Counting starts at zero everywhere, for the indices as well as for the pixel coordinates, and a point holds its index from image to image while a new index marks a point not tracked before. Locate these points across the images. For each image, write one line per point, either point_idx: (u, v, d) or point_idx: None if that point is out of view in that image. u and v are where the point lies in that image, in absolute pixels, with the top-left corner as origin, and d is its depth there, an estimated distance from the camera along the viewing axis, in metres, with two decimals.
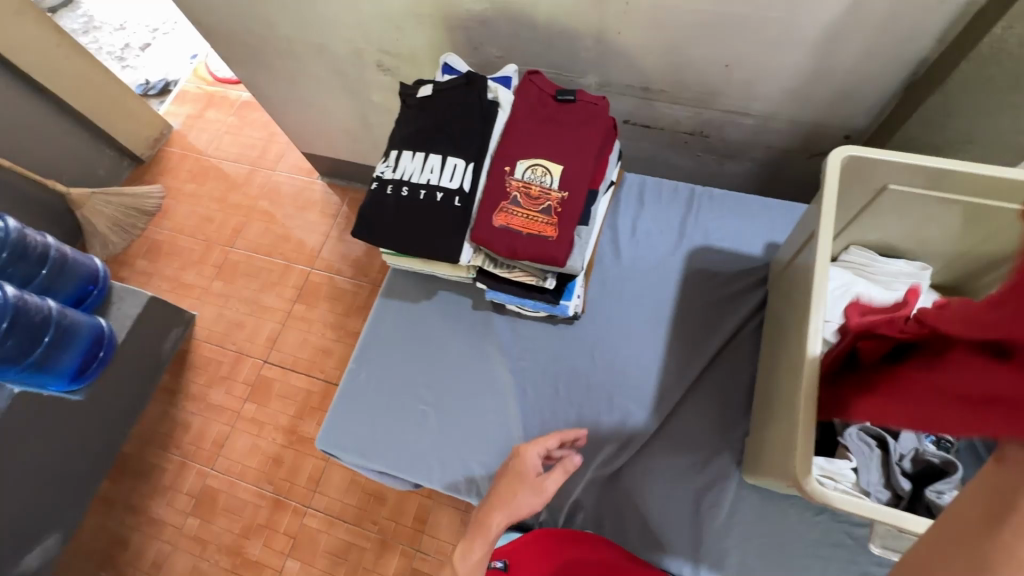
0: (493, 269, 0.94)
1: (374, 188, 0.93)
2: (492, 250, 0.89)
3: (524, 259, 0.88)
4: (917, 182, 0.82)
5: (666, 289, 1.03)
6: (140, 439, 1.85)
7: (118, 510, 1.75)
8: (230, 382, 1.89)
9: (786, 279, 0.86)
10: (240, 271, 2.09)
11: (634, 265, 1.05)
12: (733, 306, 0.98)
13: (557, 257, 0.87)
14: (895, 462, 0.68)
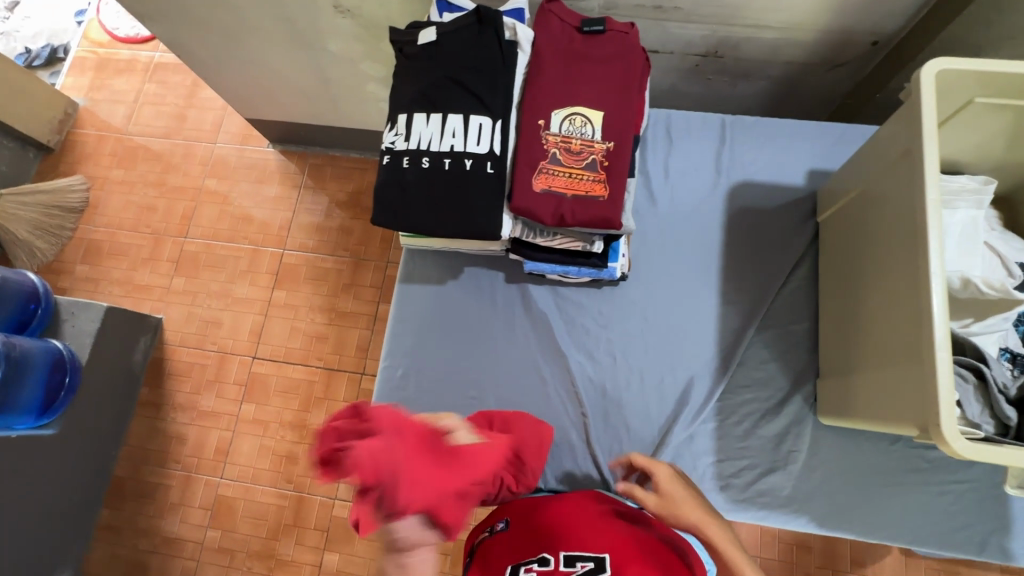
0: (534, 238, 0.90)
1: (387, 161, 0.86)
2: (535, 217, 0.85)
3: (574, 225, 0.85)
4: (1008, 91, 0.77)
5: (713, 236, 1.08)
6: (132, 460, 1.71)
7: (128, 536, 1.64)
8: (220, 385, 1.74)
9: (848, 217, 0.92)
10: (202, 263, 1.87)
11: (676, 213, 1.09)
12: (783, 245, 1.05)
13: (608, 213, 0.83)
14: (997, 392, 0.67)
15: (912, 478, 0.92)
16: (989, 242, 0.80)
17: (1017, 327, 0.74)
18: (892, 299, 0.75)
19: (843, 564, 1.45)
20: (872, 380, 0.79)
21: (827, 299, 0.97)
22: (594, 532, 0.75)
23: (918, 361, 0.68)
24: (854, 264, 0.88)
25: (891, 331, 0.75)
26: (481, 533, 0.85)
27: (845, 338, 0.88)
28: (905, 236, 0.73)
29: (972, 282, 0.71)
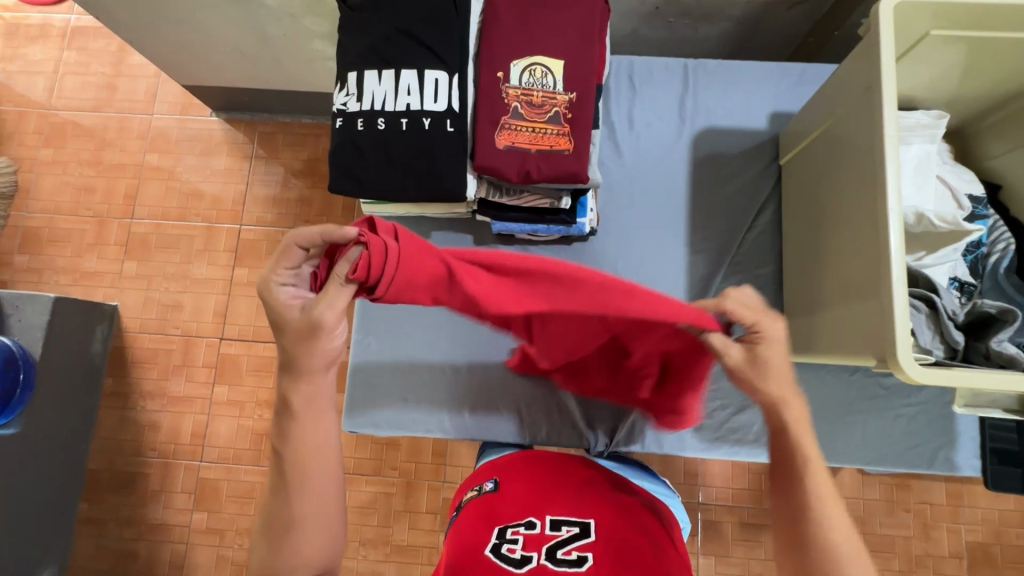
0: (500, 198, 0.89)
1: (341, 124, 0.82)
2: (502, 176, 0.82)
3: (540, 181, 0.83)
4: (961, 24, 0.78)
5: (679, 184, 1.08)
6: (104, 452, 1.66)
7: (110, 526, 1.62)
8: (188, 369, 1.69)
9: (809, 159, 0.93)
10: (154, 245, 1.77)
11: (639, 162, 1.09)
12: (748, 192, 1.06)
13: (576, 167, 0.82)
14: (946, 318, 0.70)
15: (873, 404, 0.98)
16: (941, 175, 0.83)
17: (965, 258, 0.80)
18: (852, 238, 0.78)
19: None
20: (832, 323, 0.82)
21: (792, 241, 0.99)
22: (582, 497, 0.80)
23: (876, 296, 0.71)
24: (817, 206, 0.90)
25: (852, 268, 0.78)
26: (469, 492, 0.88)
27: (810, 277, 0.91)
28: (863, 174, 0.75)
29: (926, 217, 0.73)
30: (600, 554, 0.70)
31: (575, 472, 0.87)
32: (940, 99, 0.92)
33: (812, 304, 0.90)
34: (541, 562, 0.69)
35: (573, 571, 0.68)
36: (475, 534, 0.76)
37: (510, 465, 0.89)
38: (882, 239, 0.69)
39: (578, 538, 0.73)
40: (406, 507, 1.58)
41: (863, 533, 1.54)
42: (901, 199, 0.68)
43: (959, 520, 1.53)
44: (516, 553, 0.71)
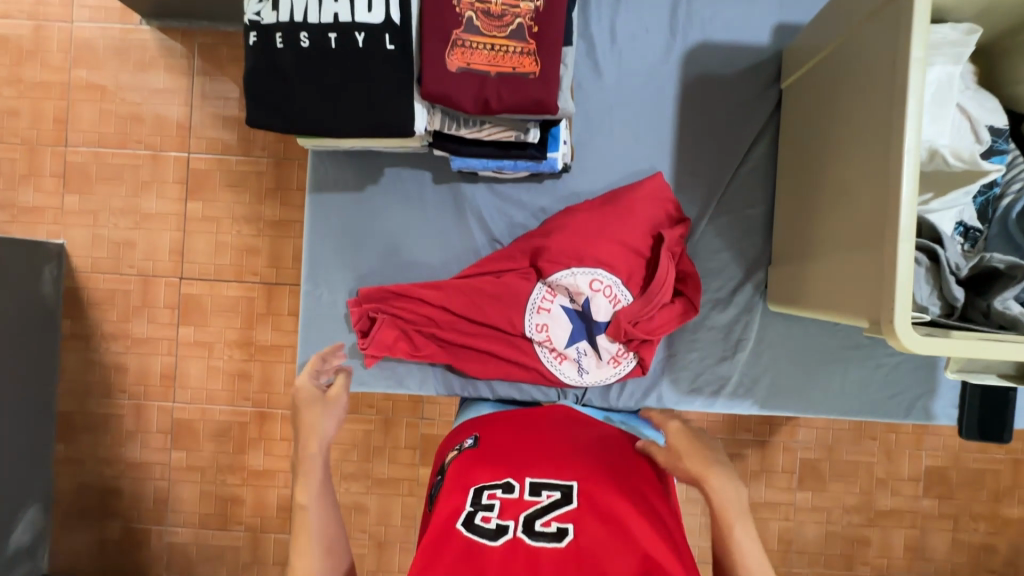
0: (458, 131, 0.78)
1: (258, 41, 0.72)
2: (457, 103, 0.73)
3: (503, 109, 0.73)
4: None
5: (666, 110, 0.99)
6: (73, 394, 1.63)
7: (90, 465, 1.62)
8: (149, 310, 1.61)
9: (809, 84, 0.84)
10: (95, 176, 1.62)
11: (626, 85, 1.00)
12: (743, 121, 0.98)
13: (542, 93, 0.72)
14: (948, 272, 0.64)
15: (856, 353, 0.98)
16: (961, 104, 0.72)
17: (976, 200, 0.71)
18: (855, 177, 0.70)
19: (779, 419, 1.58)
20: (817, 272, 0.79)
21: (786, 178, 0.92)
22: (563, 462, 0.80)
23: (877, 245, 0.64)
24: (819, 139, 0.81)
25: (851, 213, 0.70)
26: (450, 453, 0.89)
27: (803, 219, 0.84)
28: (875, 101, 0.66)
29: (941, 153, 0.66)
30: (580, 523, 0.69)
31: (557, 431, 0.88)
32: (973, 8, 0.79)
33: (805, 249, 0.84)
34: (518, 534, 0.68)
35: (550, 543, 0.67)
36: (452, 501, 0.75)
37: (490, 425, 0.91)
38: (893, 178, 0.61)
39: (557, 505, 0.72)
40: (385, 443, 1.59)
41: (828, 460, 1.59)
42: (920, 131, 0.60)
43: (922, 447, 1.59)
44: (492, 523, 0.70)
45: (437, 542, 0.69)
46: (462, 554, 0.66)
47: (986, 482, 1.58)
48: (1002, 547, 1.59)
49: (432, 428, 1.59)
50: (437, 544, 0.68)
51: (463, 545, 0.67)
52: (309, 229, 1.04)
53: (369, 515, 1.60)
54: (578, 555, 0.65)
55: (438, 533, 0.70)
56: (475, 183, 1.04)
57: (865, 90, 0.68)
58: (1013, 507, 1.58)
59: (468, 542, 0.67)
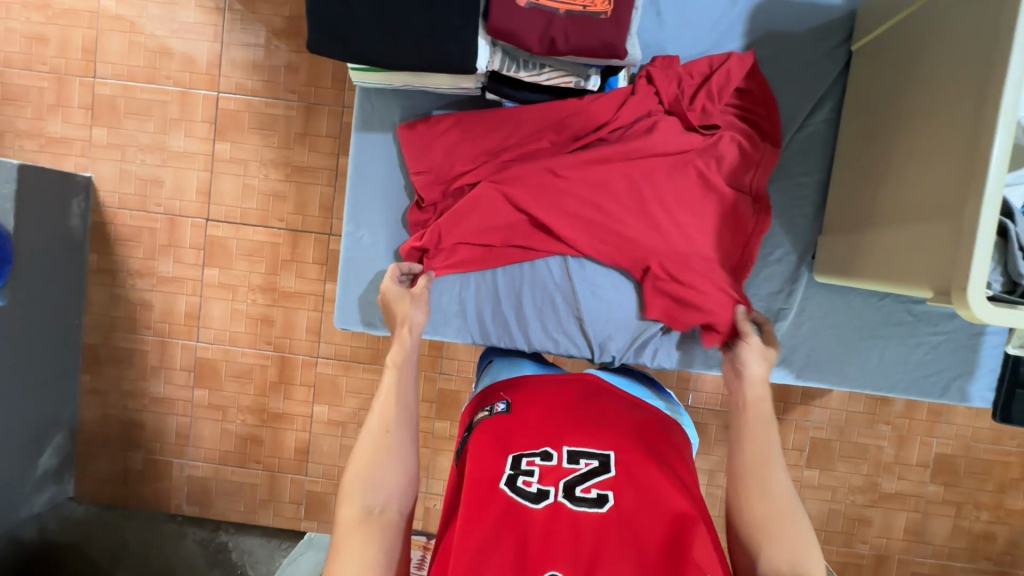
0: (519, 73, 0.84)
1: None
2: (524, 43, 0.78)
3: (572, 50, 0.78)
4: None
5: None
6: (98, 327, 1.65)
7: (115, 397, 1.67)
8: (176, 250, 1.62)
9: (889, 48, 0.86)
10: (123, 111, 1.60)
11: (689, 40, 1.00)
12: (806, 84, 0.99)
13: (609, 36, 0.77)
14: (1017, 248, 0.65)
15: (899, 330, 1.00)
16: None
17: None
18: (941, 147, 0.72)
19: (794, 398, 1.59)
20: (881, 242, 0.81)
21: (849, 146, 0.94)
22: (600, 428, 0.79)
23: (957, 214, 0.66)
24: (900, 109, 0.82)
25: (931, 183, 0.72)
26: (479, 411, 0.87)
27: (874, 187, 0.85)
28: (976, 69, 0.67)
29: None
30: (620, 491, 0.71)
31: (592, 403, 0.85)
32: None
33: (867, 219, 0.86)
34: (558, 500, 0.70)
35: (592, 508, 0.69)
36: (488, 464, 0.75)
37: (522, 386, 0.89)
38: (984, 147, 0.63)
39: (597, 473, 0.73)
40: None
41: (839, 441, 1.61)
42: (1019, 100, 0.61)
43: (934, 434, 1.59)
44: (532, 488, 0.71)
45: (478, 502, 0.69)
46: (509, 528, 0.67)
47: (993, 473, 1.59)
48: (1002, 537, 1.61)
49: (449, 383, 1.61)
50: (477, 509, 0.69)
51: (506, 508, 0.69)
52: (352, 172, 1.06)
53: None
54: (619, 522, 0.67)
55: (478, 496, 0.70)
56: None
57: (967, 49, 0.69)
58: (1018, 499, 1.60)
59: (511, 505, 0.69)
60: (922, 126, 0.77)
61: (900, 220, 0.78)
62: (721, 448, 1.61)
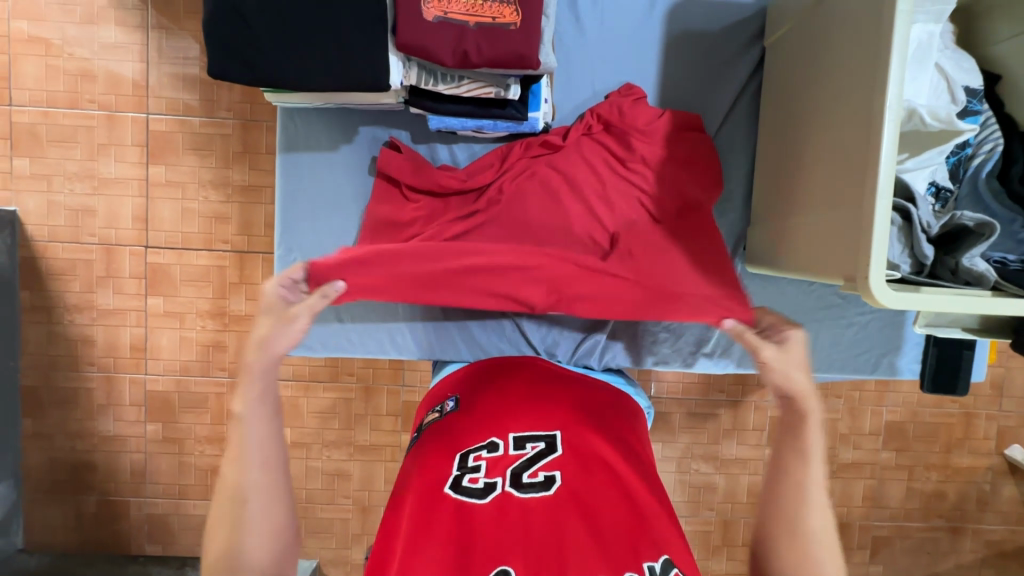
0: (437, 86, 0.85)
1: None
2: (437, 60, 0.80)
3: (485, 63, 0.80)
4: None
5: (648, 68, 1.04)
6: (37, 368, 1.57)
7: (61, 439, 1.59)
8: (115, 281, 1.55)
9: (794, 41, 0.91)
10: (46, 138, 1.51)
11: (606, 41, 1.03)
12: (726, 81, 1.03)
13: (521, 47, 0.79)
14: (918, 231, 0.71)
15: (832, 312, 1.05)
16: (939, 64, 0.75)
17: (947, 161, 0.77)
18: (840, 138, 0.76)
19: (751, 380, 1.64)
20: (797, 232, 0.86)
21: (767, 139, 0.99)
22: (544, 412, 0.82)
23: (856, 201, 0.71)
24: (806, 100, 0.86)
25: (835, 174, 0.77)
26: (429, 415, 0.88)
27: (788, 176, 0.90)
28: (859, 65, 0.72)
29: (920, 113, 0.71)
30: (566, 470, 0.73)
31: (543, 387, 0.87)
32: None
33: (786, 208, 0.91)
34: (506, 489, 0.71)
35: (540, 492, 0.70)
36: (435, 463, 0.76)
37: (468, 383, 0.91)
38: (875, 137, 0.68)
39: (543, 455, 0.75)
40: (366, 410, 1.59)
41: None
42: (902, 91, 0.66)
43: (883, 403, 1.67)
44: (479, 482, 0.72)
45: (428, 508, 0.70)
46: (459, 522, 0.68)
47: (940, 435, 1.68)
48: (952, 494, 1.70)
49: (413, 394, 1.59)
50: (429, 511, 0.69)
51: (455, 508, 0.69)
52: (282, 194, 1.06)
53: (351, 481, 1.61)
54: (569, 499, 0.70)
55: (427, 497, 0.71)
56: (453, 142, 1.07)
57: (857, 41, 0.73)
58: (963, 457, 1.69)
59: (460, 505, 0.70)
60: (822, 115, 0.81)
61: (808, 212, 0.83)
62: (685, 434, 1.65)
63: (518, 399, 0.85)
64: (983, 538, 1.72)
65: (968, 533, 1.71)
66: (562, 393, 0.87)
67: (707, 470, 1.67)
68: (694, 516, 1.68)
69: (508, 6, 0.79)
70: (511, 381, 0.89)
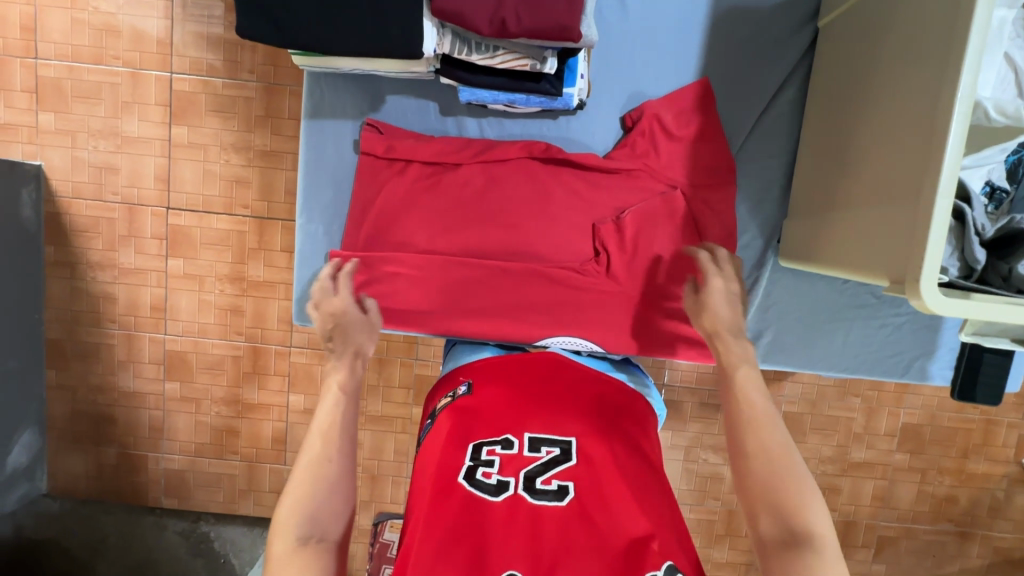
0: (472, 55, 0.82)
1: None
2: (475, 28, 0.77)
3: (527, 32, 0.76)
4: None
5: (693, 40, 1.00)
6: (60, 322, 1.60)
7: (84, 392, 1.63)
8: (137, 240, 1.56)
9: (851, 25, 0.86)
10: (70, 94, 1.51)
11: (648, 19, 1.00)
12: (773, 65, 0.99)
13: (566, 21, 0.75)
14: (972, 234, 0.68)
15: (862, 311, 1.03)
16: (1009, 54, 0.70)
17: (1007, 160, 0.73)
18: (899, 134, 0.73)
19: (768, 373, 1.62)
20: (842, 228, 0.83)
21: (814, 127, 0.95)
22: (562, 415, 0.80)
23: (914, 200, 0.68)
24: (862, 89, 0.83)
25: (891, 169, 0.74)
26: (442, 399, 0.88)
27: (837, 171, 0.87)
28: (928, 48, 0.69)
29: (985, 107, 0.68)
30: (579, 482, 0.72)
31: (560, 386, 0.85)
32: None
33: (829, 203, 0.88)
34: (518, 491, 0.71)
35: (552, 502, 0.70)
36: (449, 450, 0.76)
37: (487, 369, 0.89)
38: (940, 131, 0.64)
39: (558, 462, 0.74)
40: (379, 381, 1.61)
41: (810, 414, 1.64)
42: (975, 82, 0.62)
43: (901, 405, 1.63)
44: (493, 478, 0.72)
45: (439, 497, 0.71)
46: (469, 517, 0.69)
47: (957, 440, 1.65)
48: (963, 499, 1.68)
49: (425, 368, 1.60)
50: (441, 502, 0.70)
51: (465, 500, 0.70)
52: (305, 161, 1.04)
53: (362, 450, 1.64)
54: (579, 513, 0.69)
55: (439, 486, 0.72)
56: (483, 117, 1.04)
57: (930, 27, 0.68)
58: (979, 463, 1.66)
59: (471, 498, 0.70)
60: (882, 105, 0.77)
61: (856, 210, 0.80)
62: (696, 422, 1.64)
63: (535, 395, 0.83)
64: (991, 544, 1.70)
65: (977, 538, 1.70)
66: (579, 396, 0.84)
67: (716, 460, 1.66)
68: (699, 505, 1.68)
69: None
70: (526, 376, 0.86)
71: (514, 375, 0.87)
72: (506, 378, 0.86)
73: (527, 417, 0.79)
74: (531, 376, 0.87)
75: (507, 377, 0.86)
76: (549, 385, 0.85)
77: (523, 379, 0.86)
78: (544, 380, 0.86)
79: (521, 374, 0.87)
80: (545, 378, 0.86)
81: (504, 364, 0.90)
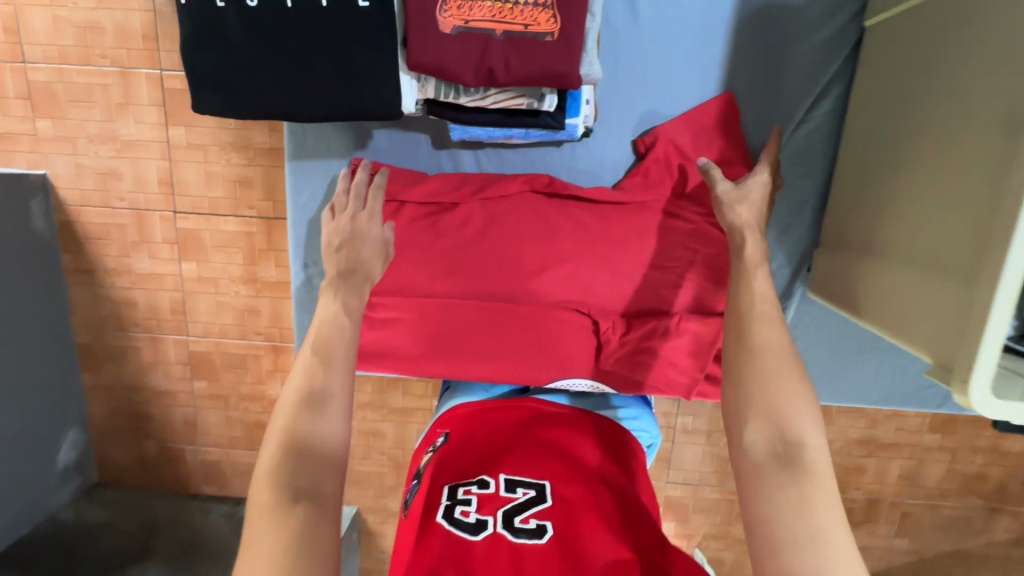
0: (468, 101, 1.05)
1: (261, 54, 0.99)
2: (464, 81, 1.00)
3: (529, 75, 0.99)
4: None
5: (704, 58, 1.15)
6: (87, 327, 1.64)
7: (119, 392, 1.69)
8: (149, 245, 1.56)
9: (916, 86, 0.98)
10: (63, 98, 1.46)
11: (668, 45, 1.15)
12: (777, 81, 1.16)
13: (550, 65, 0.98)
14: None
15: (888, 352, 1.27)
16: None
17: None
18: (964, 206, 0.86)
19: None
20: (893, 282, 0.99)
21: (864, 163, 1.10)
22: (537, 459, 0.82)
23: (975, 278, 0.81)
24: (926, 154, 0.95)
25: (954, 237, 0.87)
26: (424, 455, 0.90)
27: (897, 227, 1.00)
28: (999, 143, 0.81)
29: None
30: (557, 519, 0.72)
31: (534, 435, 0.87)
32: None
33: (889, 252, 1.01)
34: (498, 530, 0.71)
35: (532, 539, 0.70)
36: (428, 497, 0.78)
37: (466, 420, 0.92)
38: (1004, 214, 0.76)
39: (534, 503, 0.75)
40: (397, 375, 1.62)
41: None
42: None
43: None
44: (471, 517, 0.72)
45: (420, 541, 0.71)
46: (449, 553, 0.68)
47: (992, 420, 1.59)
48: (995, 477, 1.64)
49: None
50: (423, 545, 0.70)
51: (445, 540, 0.70)
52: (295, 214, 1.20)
53: (386, 440, 1.68)
54: (559, 548, 0.68)
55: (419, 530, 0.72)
56: (482, 148, 1.21)
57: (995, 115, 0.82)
58: (1015, 442, 1.61)
59: (451, 536, 0.70)
60: (950, 175, 0.90)
61: (912, 270, 0.95)
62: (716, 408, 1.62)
63: (512, 446, 0.85)
64: (1021, 519, 1.68)
65: (1006, 514, 1.67)
66: (551, 443, 0.86)
67: None
68: (719, 486, 1.69)
69: (545, 13, 0.96)
70: (503, 429, 0.89)
71: (492, 430, 0.89)
72: (484, 430, 0.89)
73: (503, 464, 0.81)
74: (508, 428, 0.89)
75: (484, 431, 0.89)
76: (526, 435, 0.87)
77: (501, 433, 0.89)
78: (521, 432, 0.88)
79: (498, 428, 0.90)
80: (522, 431, 0.89)
81: (482, 418, 0.93)
